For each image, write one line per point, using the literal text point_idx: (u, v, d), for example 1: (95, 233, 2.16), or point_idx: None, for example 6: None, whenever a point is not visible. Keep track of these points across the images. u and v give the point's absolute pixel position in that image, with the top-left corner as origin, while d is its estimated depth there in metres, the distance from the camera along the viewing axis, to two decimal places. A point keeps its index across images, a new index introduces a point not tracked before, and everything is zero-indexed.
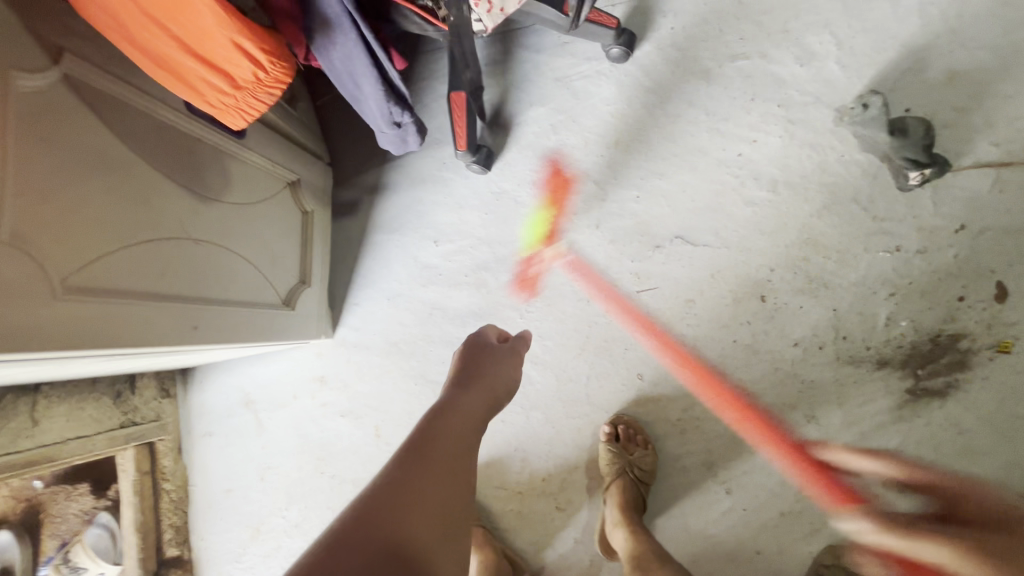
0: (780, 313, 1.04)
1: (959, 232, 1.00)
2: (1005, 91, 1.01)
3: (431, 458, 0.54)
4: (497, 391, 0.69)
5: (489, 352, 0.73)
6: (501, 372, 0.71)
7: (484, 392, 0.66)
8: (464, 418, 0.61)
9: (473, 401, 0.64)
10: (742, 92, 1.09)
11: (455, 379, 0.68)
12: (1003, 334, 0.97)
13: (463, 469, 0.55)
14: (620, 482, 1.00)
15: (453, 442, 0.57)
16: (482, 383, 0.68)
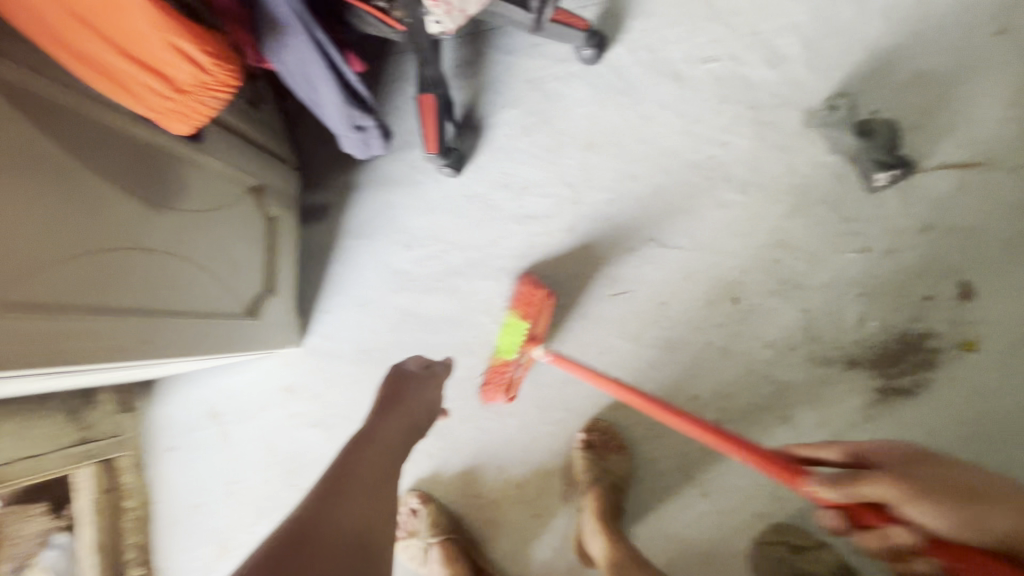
0: (752, 315, 1.04)
1: (925, 231, 1.01)
2: (966, 94, 1.04)
3: (350, 484, 0.61)
4: (416, 415, 0.74)
5: (413, 375, 0.79)
6: (422, 395, 0.76)
7: (405, 414, 0.72)
8: (387, 439, 0.68)
9: (391, 430, 0.70)
10: (713, 95, 1.09)
11: (377, 407, 0.72)
12: (968, 332, 0.99)
13: (376, 500, 0.62)
14: (596, 490, 0.99)
15: (368, 473, 0.63)
16: (400, 408, 0.72)
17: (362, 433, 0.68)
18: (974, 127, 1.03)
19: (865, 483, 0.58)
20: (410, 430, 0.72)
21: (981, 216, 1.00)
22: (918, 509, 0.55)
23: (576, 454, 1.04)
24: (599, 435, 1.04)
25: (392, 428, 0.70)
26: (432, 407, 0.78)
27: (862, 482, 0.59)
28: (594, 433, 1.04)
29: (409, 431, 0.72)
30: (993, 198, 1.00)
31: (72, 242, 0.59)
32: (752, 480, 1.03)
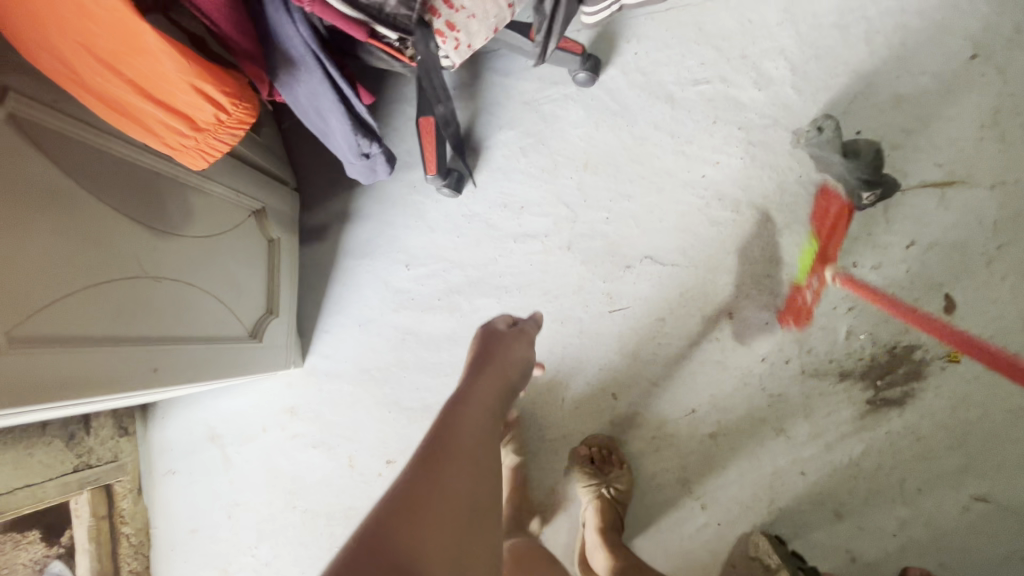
0: (746, 329, 1.07)
1: (909, 246, 1.06)
2: (944, 115, 1.09)
3: (456, 442, 0.55)
4: (508, 373, 0.71)
5: (506, 338, 0.77)
6: (512, 356, 0.74)
7: (497, 374, 0.69)
8: (486, 400, 0.63)
9: (485, 392, 0.65)
10: (705, 115, 1.12)
11: (468, 370, 0.69)
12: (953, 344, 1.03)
13: (485, 456, 0.55)
14: (598, 504, 1.00)
15: (472, 431, 0.57)
16: (492, 368, 0.69)
17: (457, 396, 0.63)
18: (953, 147, 1.08)
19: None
20: (504, 390, 0.68)
21: (961, 232, 1.05)
22: None
23: (576, 469, 1.04)
24: (599, 449, 1.05)
25: (485, 389, 0.66)
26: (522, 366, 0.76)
27: None
28: (594, 448, 1.06)
29: (502, 390, 0.68)
30: (972, 214, 1.05)
31: (82, 273, 0.60)
32: (750, 491, 1.05)
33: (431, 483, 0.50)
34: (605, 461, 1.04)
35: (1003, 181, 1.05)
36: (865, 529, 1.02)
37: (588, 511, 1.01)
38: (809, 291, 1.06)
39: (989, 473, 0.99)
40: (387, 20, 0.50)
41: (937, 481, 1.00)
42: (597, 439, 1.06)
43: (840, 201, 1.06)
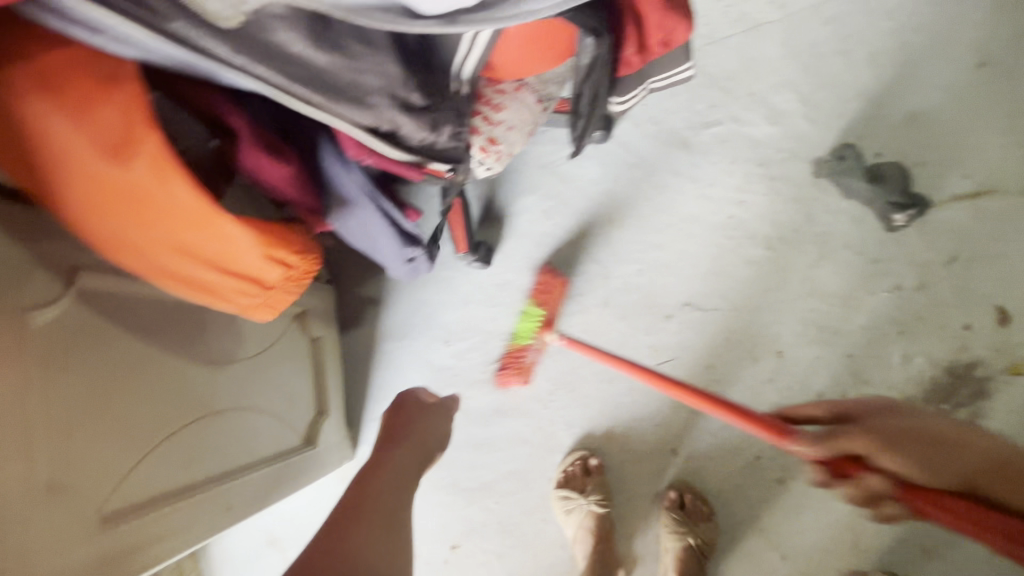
0: (797, 366, 1.05)
1: (951, 262, 1.04)
2: (963, 127, 1.09)
3: (359, 521, 0.60)
4: (427, 444, 0.74)
5: (422, 411, 0.77)
6: (430, 428, 0.75)
7: (417, 444, 0.72)
8: (389, 489, 0.65)
9: (401, 463, 0.69)
10: (722, 157, 1.13)
11: (383, 440, 0.72)
12: (1015, 357, 1.00)
13: (391, 528, 0.61)
14: (681, 553, 0.98)
15: (380, 505, 0.63)
16: (412, 439, 0.72)
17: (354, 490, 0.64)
18: (977, 157, 1.08)
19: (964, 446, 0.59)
20: (407, 477, 0.68)
21: (1001, 242, 1.04)
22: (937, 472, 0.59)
23: (663, 513, 1.02)
24: (689, 497, 1.02)
25: (399, 461, 0.69)
26: (436, 442, 0.76)
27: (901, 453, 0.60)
28: (683, 494, 1.02)
29: (405, 476, 0.68)
30: (1009, 221, 1.05)
31: (161, 424, 0.60)
32: (829, 535, 1.01)
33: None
34: (693, 517, 1.00)
35: None
36: (957, 562, 0.98)
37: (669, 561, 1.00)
38: (533, 349, 1.08)
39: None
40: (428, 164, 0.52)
41: None
42: (687, 497, 1.02)
43: (558, 279, 1.09)
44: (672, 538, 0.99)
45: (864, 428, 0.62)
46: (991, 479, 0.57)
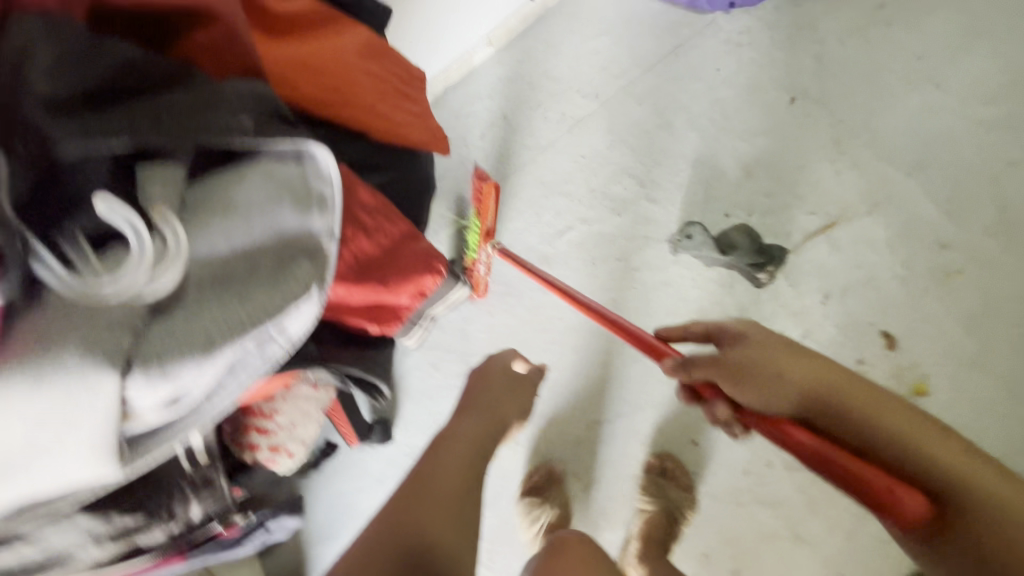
0: (715, 450, 1.03)
1: (825, 301, 1.05)
2: (796, 163, 1.11)
3: (440, 462, 0.78)
4: (494, 409, 0.94)
5: (501, 375, 0.97)
6: (494, 400, 0.94)
7: (483, 414, 0.91)
8: (467, 429, 0.87)
9: (468, 427, 0.87)
10: (582, 261, 1.14)
11: (458, 409, 0.92)
12: (914, 379, 1.02)
13: (467, 470, 0.79)
14: (648, 516, 0.99)
15: (455, 453, 0.81)
16: (476, 409, 0.91)
17: (447, 428, 0.87)
18: (817, 189, 1.10)
19: (791, 360, 0.58)
20: (488, 424, 0.90)
21: (865, 266, 1.06)
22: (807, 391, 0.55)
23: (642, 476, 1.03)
24: (669, 464, 1.02)
25: (469, 425, 0.88)
26: (513, 412, 0.96)
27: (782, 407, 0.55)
28: (665, 461, 1.03)
29: (486, 423, 0.90)
30: (866, 244, 1.06)
31: None
32: None
33: (415, 499, 0.71)
34: (671, 485, 1.00)
35: (877, 203, 1.08)
36: None
37: (634, 531, 1.00)
38: (482, 265, 1.10)
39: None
40: (197, 528, 0.62)
41: None
42: (671, 459, 1.03)
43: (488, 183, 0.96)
44: (644, 499, 1.00)
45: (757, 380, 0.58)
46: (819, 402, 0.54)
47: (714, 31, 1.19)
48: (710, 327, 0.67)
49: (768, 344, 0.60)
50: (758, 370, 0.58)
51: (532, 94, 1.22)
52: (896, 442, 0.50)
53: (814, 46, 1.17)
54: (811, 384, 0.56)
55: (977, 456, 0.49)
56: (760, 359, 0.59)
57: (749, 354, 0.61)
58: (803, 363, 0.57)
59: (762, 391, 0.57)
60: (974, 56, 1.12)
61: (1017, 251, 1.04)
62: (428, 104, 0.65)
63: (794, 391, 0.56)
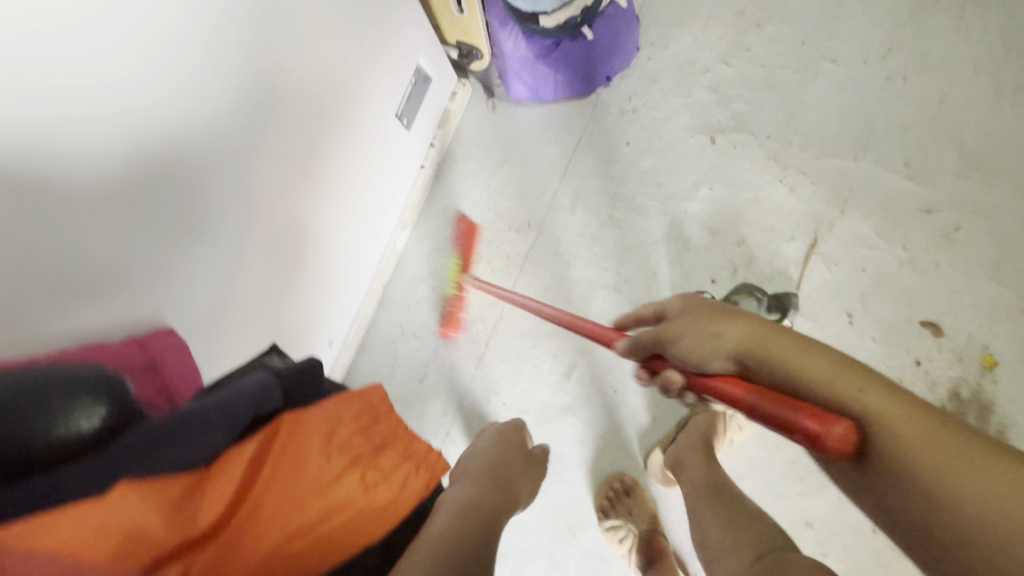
0: (832, 520, 0.96)
1: (852, 319, 1.00)
2: (749, 198, 1.07)
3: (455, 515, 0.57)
4: (505, 473, 0.74)
5: (494, 456, 0.78)
6: (505, 467, 0.76)
7: (494, 479, 0.71)
8: (479, 490, 0.66)
9: (479, 487, 0.66)
10: (602, 393, 1.07)
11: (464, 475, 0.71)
12: (979, 354, 0.96)
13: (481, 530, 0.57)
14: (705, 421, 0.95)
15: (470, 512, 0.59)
16: (484, 475, 0.71)
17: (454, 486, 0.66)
18: (785, 214, 1.05)
19: (722, 322, 0.55)
20: (501, 490, 0.69)
21: (870, 268, 1.01)
22: (734, 335, 0.54)
23: None
24: None
25: (481, 484, 0.68)
26: (519, 483, 0.76)
27: (720, 332, 0.55)
28: None
29: (497, 493, 0.68)
30: (856, 244, 1.02)
31: None
32: None
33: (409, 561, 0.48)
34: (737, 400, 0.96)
35: (844, 199, 1.04)
36: None
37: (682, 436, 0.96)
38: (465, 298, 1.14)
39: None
40: None
41: None
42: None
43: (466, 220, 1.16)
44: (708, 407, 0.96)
45: (688, 347, 0.56)
46: (750, 349, 0.53)
47: (604, 109, 1.16)
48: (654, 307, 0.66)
49: (702, 310, 0.58)
50: (693, 337, 0.56)
51: (469, 251, 1.16)
52: (822, 391, 0.48)
53: (703, 77, 1.13)
54: (745, 338, 0.53)
55: (902, 394, 0.46)
56: (690, 331, 0.57)
57: (686, 326, 0.58)
58: (734, 324, 0.54)
59: (696, 352, 0.55)
60: (853, 19, 1.10)
61: (998, 182, 1.00)
62: (405, 425, 0.56)
63: (728, 349, 0.54)
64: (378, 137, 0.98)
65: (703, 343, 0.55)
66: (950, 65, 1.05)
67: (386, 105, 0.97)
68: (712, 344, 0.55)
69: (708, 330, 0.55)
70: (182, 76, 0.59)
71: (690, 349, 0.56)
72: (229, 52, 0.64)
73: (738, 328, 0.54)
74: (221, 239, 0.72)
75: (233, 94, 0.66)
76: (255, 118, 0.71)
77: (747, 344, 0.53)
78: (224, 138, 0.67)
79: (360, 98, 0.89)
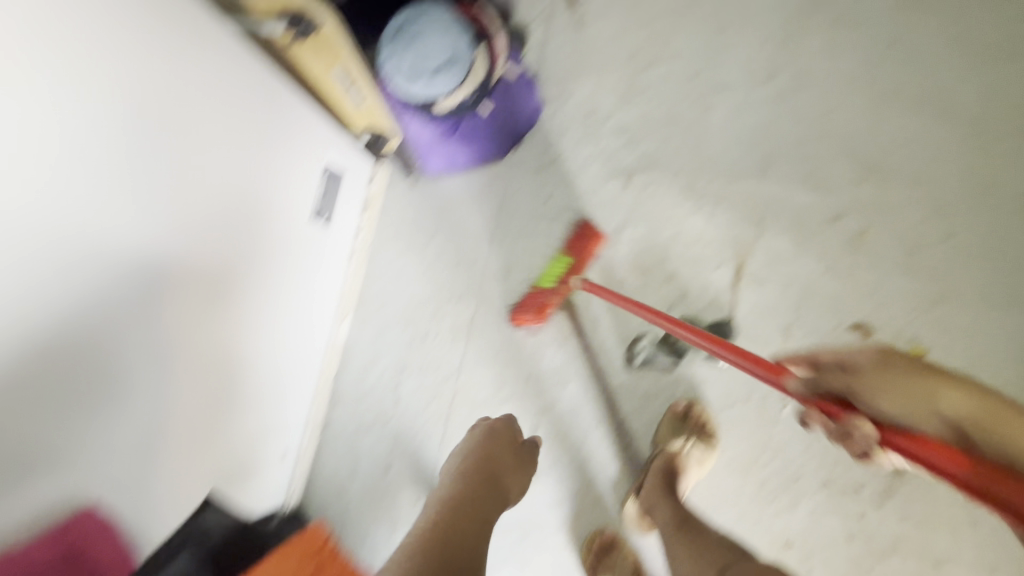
0: (809, 534, 0.97)
1: (789, 334, 1.04)
2: (672, 232, 1.11)
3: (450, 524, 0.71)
4: (496, 461, 0.86)
5: (483, 443, 0.89)
6: (498, 456, 0.87)
7: (484, 473, 0.83)
8: (470, 491, 0.79)
9: (470, 487, 0.80)
10: (569, 450, 1.06)
11: (461, 469, 0.83)
12: (909, 345, 1.01)
13: (471, 536, 0.71)
14: (668, 454, 0.96)
15: (465, 519, 0.73)
16: (476, 469, 0.83)
17: (449, 491, 0.78)
18: (708, 242, 1.09)
19: (942, 391, 0.55)
20: (489, 483, 0.82)
21: (795, 283, 1.05)
22: (959, 404, 0.53)
23: (667, 417, 1.02)
24: (698, 411, 1.00)
25: (473, 483, 0.81)
26: (509, 464, 0.89)
27: (934, 395, 0.55)
28: (692, 407, 1.01)
29: (485, 488, 0.81)
30: (778, 260, 1.07)
31: None
32: None
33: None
34: (697, 430, 0.99)
35: (759, 219, 1.09)
36: None
37: (648, 476, 0.96)
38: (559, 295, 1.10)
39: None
40: None
41: None
42: (699, 408, 1.01)
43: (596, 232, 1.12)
44: (669, 441, 0.98)
45: (887, 397, 0.58)
46: (973, 421, 0.52)
47: (520, 167, 1.18)
48: (834, 355, 0.67)
49: (905, 368, 0.58)
50: (901, 394, 0.57)
51: (414, 329, 1.16)
52: None
53: (608, 122, 1.17)
54: (969, 410, 0.52)
55: None
56: (900, 389, 0.57)
57: (885, 382, 0.59)
58: (954, 394, 0.54)
59: (908, 413, 0.56)
60: (736, 48, 1.16)
61: (893, 180, 1.07)
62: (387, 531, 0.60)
63: (948, 415, 0.54)
64: (296, 242, 0.97)
65: (906, 397, 0.57)
66: (831, 79, 1.12)
67: (299, 210, 0.96)
68: (921, 402, 0.56)
69: (922, 394, 0.56)
70: (69, 251, 0.56)
71: (891, 401, 0.57)
72: (120, 218, 0.61)
73: (964, 403, 0.53)
74: (139, 398, 0.68)
75: (130, 253, 0.63)
76: (159, 268, 0.68)
77: (968, 414, 0.52)
78: (126, 299, 0.64)
79: (268, 212, 0.88)
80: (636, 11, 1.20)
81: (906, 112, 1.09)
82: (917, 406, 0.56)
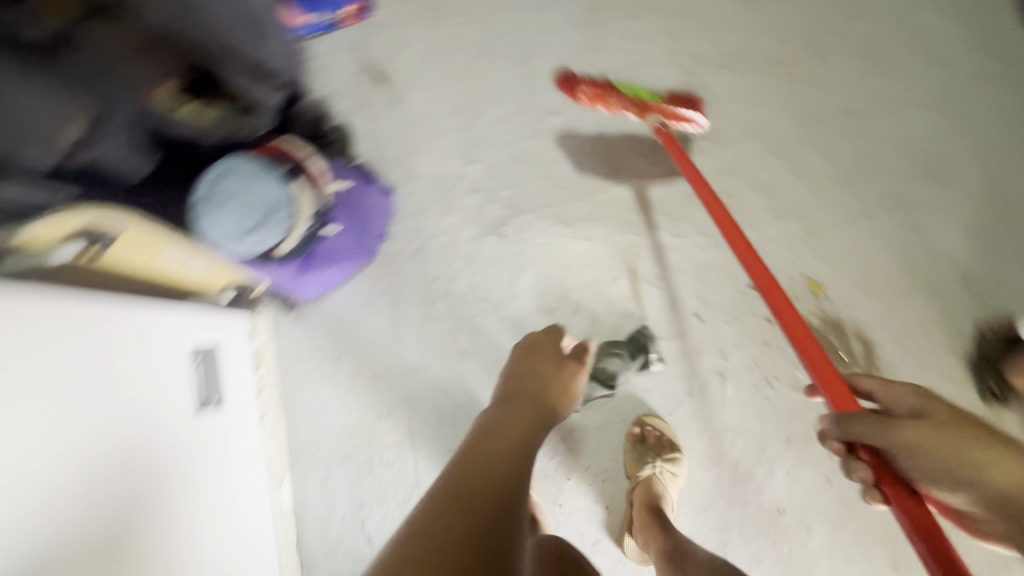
0: (793, 494, 1.00)
1: (701, 316, 1.06)
2: (561, 266, 1.11)
3: (490, 443, 0.68)
4: (539, 390, 0.85)
5: (523, 373, 0.88)
6: (539, 383, 0.86)
7: (526, 401, 0.81)
8: (517, 416, 0.76)
9: (514, 413, 0.77)
10: (552, 515, 1.04)
11: (503, 400, 0.81)
12: (806, 283, 1.05)
13: (517, 454, 0.68)
14: (642, 482, 0.97)
15: (507, 439, 0.70)
16: (519, 401, 0.81)
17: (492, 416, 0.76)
18: (597, 261, 1.10)
19: (990, 462, 0.65)
20: (532, 408, 0.80)
21: (687, 267, 1.08)
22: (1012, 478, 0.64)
23: (627, 448, 1.02)
24: (651, 430, 1.01)
25: (517, 409, 0.78)
26: (553, 392, 0.87)
27: (992, 469, 0.64)
28: (646, 427, 1.01)
29: (527, 410, 0.79)
30: (664, 253, 1.09)
31: None
32: None
33: (465, 494, 0.58)
34: (657, 448, 0.99)
35: (632, 222, 1.11)
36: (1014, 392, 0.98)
37: (634, 512, 0.96)
38: (621, 108, 1.05)
39: (936, 270, 1.04)
40: None
41: (947, 316, 1.02)
42: (651, 425, 1.01)
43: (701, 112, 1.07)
44: (636, 469, 0.98)
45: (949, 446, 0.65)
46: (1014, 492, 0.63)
47: (395, 260, 1.15)
48: (899, 403, 0.71)
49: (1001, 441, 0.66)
50: (998, 468, 0.64)
51: (360, 459, 1.11)
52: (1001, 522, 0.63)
53: (460, 185, 1.16)
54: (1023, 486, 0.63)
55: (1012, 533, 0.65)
56: (967, 455, 0.65)
57: (970, 441, 0.65)
58: (1005, 465, 0.64)
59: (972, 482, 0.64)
60: (546, 73, 1.18)
61: (730, 141, 1.11)
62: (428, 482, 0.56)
63: (992, 483, 0.64)
64: (201, 441, 0.89)
65: (968, 456, 0.65)
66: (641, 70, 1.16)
67: (188, 408, 0.88)
68: (988, 472, 0.64)
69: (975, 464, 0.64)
70: None
71: (933, 452, 0.64)
72: None
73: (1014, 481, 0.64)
74: None
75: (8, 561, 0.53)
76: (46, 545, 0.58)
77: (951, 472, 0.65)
78: None
79: (155, 428, 0.79)
80: (442, 72, 1.20)
81: (717, 74, 1.14)
82: (977, 471, 0.64)
